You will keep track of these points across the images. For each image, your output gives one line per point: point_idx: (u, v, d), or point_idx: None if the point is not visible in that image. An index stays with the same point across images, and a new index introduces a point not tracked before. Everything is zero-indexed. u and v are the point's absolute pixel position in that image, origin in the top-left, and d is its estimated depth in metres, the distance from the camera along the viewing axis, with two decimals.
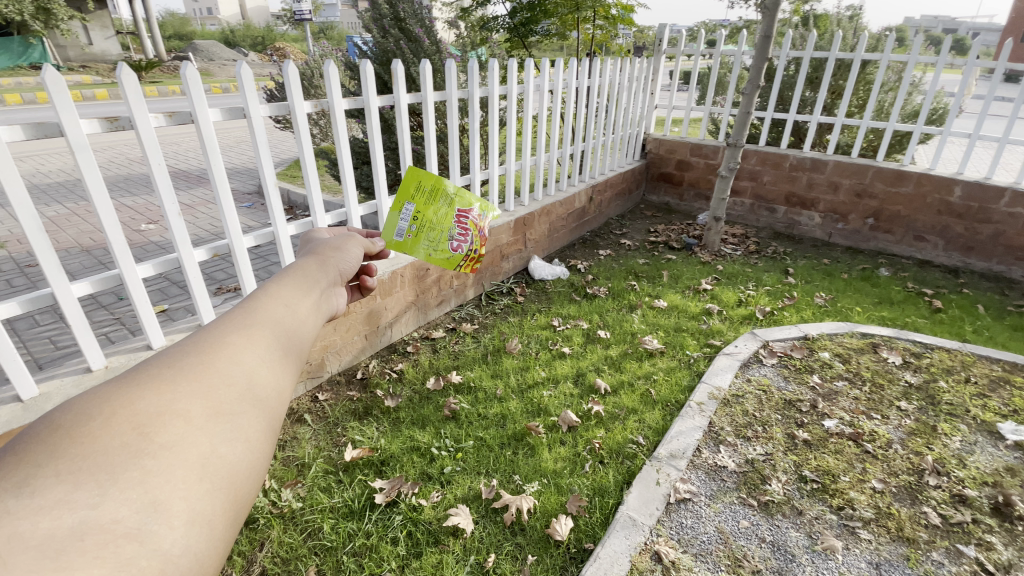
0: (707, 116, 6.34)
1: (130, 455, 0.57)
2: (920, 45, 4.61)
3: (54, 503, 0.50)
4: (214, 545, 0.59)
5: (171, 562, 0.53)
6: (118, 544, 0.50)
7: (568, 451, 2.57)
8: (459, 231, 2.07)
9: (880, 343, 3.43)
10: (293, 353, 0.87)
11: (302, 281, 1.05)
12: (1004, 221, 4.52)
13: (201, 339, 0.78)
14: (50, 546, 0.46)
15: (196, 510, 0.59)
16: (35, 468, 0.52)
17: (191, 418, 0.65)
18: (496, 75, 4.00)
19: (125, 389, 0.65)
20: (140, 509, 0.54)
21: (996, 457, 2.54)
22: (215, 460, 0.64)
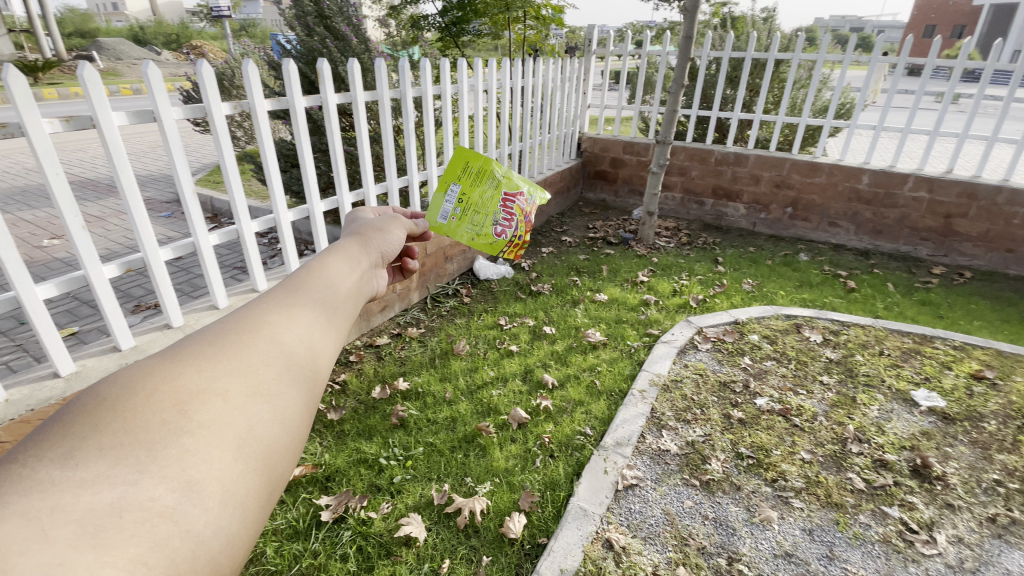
0: (638, 114, 6.56)
1: (170, 431, 0.56)
2: (825, 47, 4.99)
3: (94, 478, 0.49)
4: (246, 529, 0.57)
5: (203, 544, 0.51)
6: (154, 523, 0.48)
7: (519, 448, 2.59)
8: (504, 215, 2.00)
9: (802, 323, 3.69)
10: (332, 335, 0.85)
11: (340, 262, 1.04)
12: (903, 206, 4.99)
13: (245, 317, 0.78)
14: (91, 520, 0.45)
15: (231, 491, 0.56)
16: (78, 440, 0.52)
17: (229, 398, 0.63)
18: (429, 75, 3.94)
19: (168, 365, 0.64)
20: (176, 487, 0.52)
21: (912, 423, 2.79)
22: (251, 441, 0.61)
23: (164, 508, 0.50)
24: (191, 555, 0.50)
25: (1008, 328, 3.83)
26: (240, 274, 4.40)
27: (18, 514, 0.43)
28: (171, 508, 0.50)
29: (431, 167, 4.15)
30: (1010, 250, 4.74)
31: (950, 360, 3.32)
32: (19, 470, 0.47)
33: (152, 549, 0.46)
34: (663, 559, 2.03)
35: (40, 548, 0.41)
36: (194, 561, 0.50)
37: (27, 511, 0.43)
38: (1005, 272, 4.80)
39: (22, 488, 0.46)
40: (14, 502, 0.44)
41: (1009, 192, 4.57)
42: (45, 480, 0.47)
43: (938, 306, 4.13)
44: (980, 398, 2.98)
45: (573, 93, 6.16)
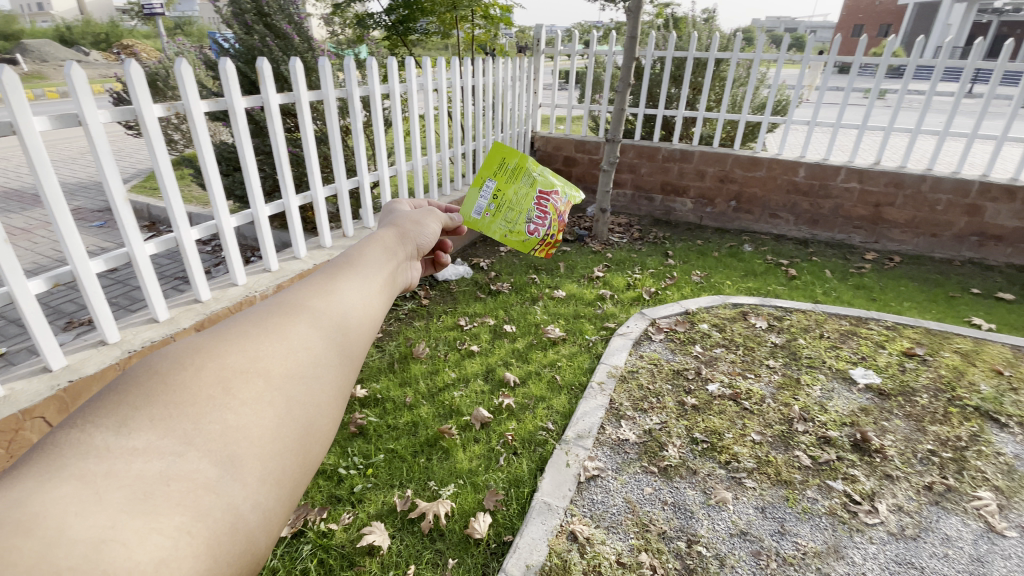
0: (589, 112, 6.67)
1: (214, 406, 0.54)
2: (760, 47, 5.23)
3: (144, 448, 0.47)
4: (284, 509, 0.54)
5: (243, 521, 0.49)
6: (198, 495, 0.47)
7: (482, 447, 2.58)
8: (538, 213, 1.98)
9: (748, 311, 3.86)
10: (372, 320, 0.82)
11: (381, 247, 1.02)
12: (837, 196, 5.30)
13: (288, 298, 0.76)
14: (141, 487, 0.44)
15: (270, 470, 0.54)
16: (130, 407, 0.51)
17: (270, 377, 0.61)
18: (376, 74, 3.86)
19: (215, 340, 0.63)
20: (217, 462, 0.50)
21: (851, 400, 2.97)
22: (289, 422, 0.59)
23: (207, 480, 0.48)
24: (230, 530, 0.48)
25: (933, 307, 4.14)
26: (183, 284, 4.18)
27: (73, 478, 0.42)
28: (213, 481, 0.49)
29: (382, 168, 4.08)
30: (932, 235, 5.12)
31: (883, 339, 3.55)
32: (75, 436, 0.47)
33: (196, 520, 0.45)
34: (626, 547, 2.07)
35: (95, 510, 0.41)
36: (234, 536, 0.48)
37: (83, 475, 0.43)
38: (929, 255, 5.18)
39: (77, 453, 0.45)
40: (70, 466, 0.44)
41: (929, 181, 4.94)
42: (100, 447, 0.46)
43: (871, 290, 4.42)
44: (911, 373, 3.20)
45: (524, 92, 6.19)
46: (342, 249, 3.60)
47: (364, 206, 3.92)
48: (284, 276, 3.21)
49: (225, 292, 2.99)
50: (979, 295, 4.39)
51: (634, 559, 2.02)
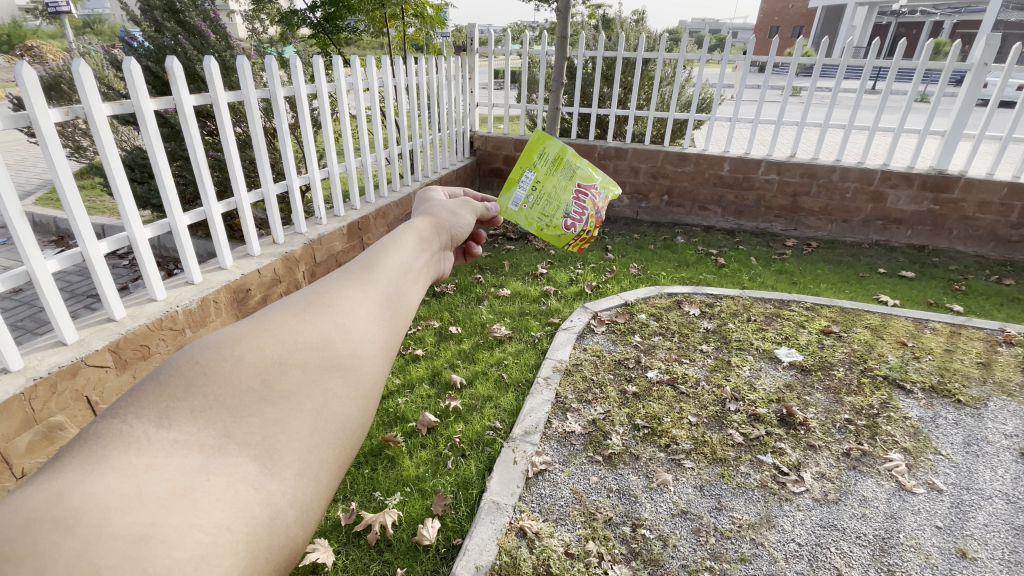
0: (526, 111, 6.73)
1: (252, 398, 0.52)
2: (684, 47, 5.46)
3: (185, 440, 0.46)
4: (322, 506, 0.51)
5: (281, 518, 0.47)
6: (238, 488, 0.45)
7: (429, 452, 2.55)
8: (575, 208, 1.94)
9: (683, 299, 4.04)
10: (409, 309, 0.78)
11: (414, 237, 0.99)
12: (759, 187, 5.64)
13: (326, 284, 0.73)
14: (183, 480, 0.43)
15: (307, 464, 0.52)
16: (170, 398, 0.50)
17: (308, 367, 0.58)
18: (300, 73, 3.72)
19: (256, 327, 0.61)
20: (256, 456, 0.48)
21: (777, 377, 3.18)
22: (327, 414, 0.56)
23: (245, 475, 0.46)
24: (269, 527, 0.45)
25: (847, 287, 4.50)
26: (96, 302, 3.86)
27: (114, 470, 0.41)
28: (253, 476, 0.46)
29: (312, 171, 3.93)
30: (844, 221, 5.55)
31: (804, 319, 3.82)
32: (116, 426, 0.46)
33: (235, 517, 0.43)
34: (574, 537, 2.11)
35: (135, 506, 0.39)
36: (274, 534, 0.46)
37: (124, 467, 0.42)
38: (842, 239, 5.62)
39: (118, 444, 0.44)
40: (113, 457, 0.42)
41: (839, 171, 5.34)
42: (141, 437, 0.45)
43: (793, 274, 4.74)
44: (829, 349, 3.46)
45: (460, 91, 6.15)
46: (272, 257, 3.44)
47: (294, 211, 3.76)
48: (209, 288, 2.99)
49: (143, 308, 2.74)
50: (885, 274, 4.81)
51: (581, 549, 2.06)
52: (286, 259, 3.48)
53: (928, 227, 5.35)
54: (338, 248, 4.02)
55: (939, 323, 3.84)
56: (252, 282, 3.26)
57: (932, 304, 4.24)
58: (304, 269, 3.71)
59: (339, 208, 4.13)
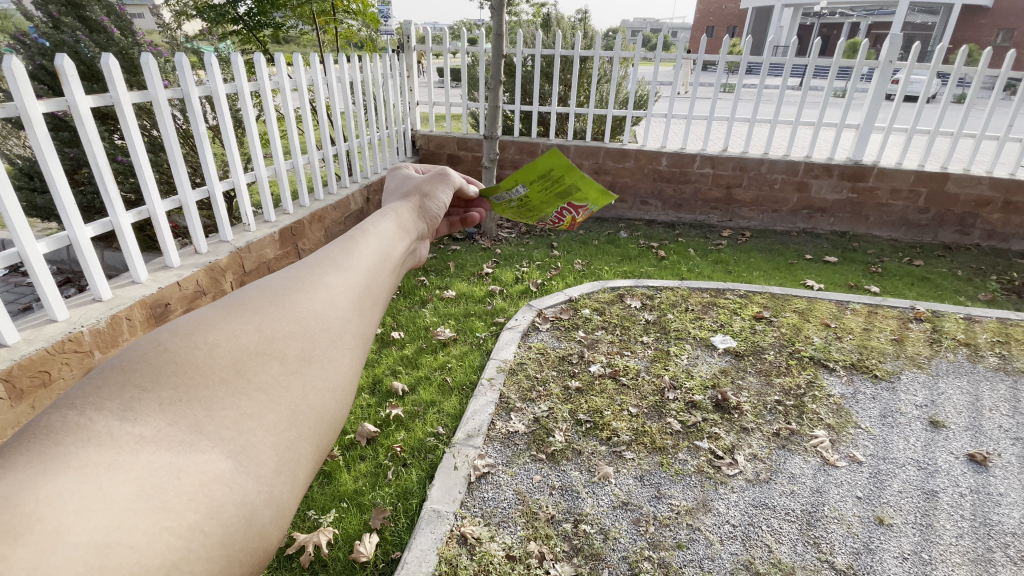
0: (468, 110, 6.66)
1: (231, 390, 0.55)
2: (618, 44, 5.54)
3: (153, 436, 0.47)
4: (296, 502, 0.54)
5: (255, 516, 0.50)
6: (210, 487, 0.47)
7: (368, 465, 2.46)
8: (555, 224, 1.86)
9: (624, 293, 4.12)
10: (378, 305, 0.83)
11: (386, 232, 1.03)
12: (695, 181, 5.84)
13: (303, 277, 0.76)
14: (149, 482, 0.44)
15: (283, 461, 0.55)
16: (136, 388, 0.51)
17: (285, 359, 0.62)
18: (216, 71, 3.50)
19: (227, 318, 0.63)
20: (230, 454, 0.50)
21: (713, 364, 3.30)
22: (304, 407, 0.60)
23: (218, 473, 0.48)
24: (244, 526, 0.49)
25: (777, 274, 4.73)
26: None
27: (72, 470, 0.41)
28: (226, 474, 0.49)
29: (236, 175, 3.73)
30: (773, 211, 5.84)
31: (738, 307, 3.97)
32: (74, 420, 0.46)
33: (208, 518, 0.45)
34: (516, 539, 2.11)
35: (97, 509, 0.40)
36: (249, 533, 0.49)
37: (84, 467, 0.42)
38: (773, 228, 5.91)
39: (76, 440, 0.44)
40: (70, 455, 0.43)
41: (767, 164, 5.61)
42: (101, 434, 0.45)
43: (728, 263, 4.93)
44: (760, 334, 3.62)
45: (398, 90, 6.00)
46: (195, 267, 3.24)
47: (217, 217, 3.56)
48: (120, 304, 2.77)
49: (41, 330, 2.49)
50: (812, 260, 5.09)
51: (523, 551, 2.06)
52: (210, 269, 3.29)
53: (848, 214, 5.71)
54: (269, 255, 3.84)
55: (859, 304, 4.09)
56: (171, 295, 3.04)
57: (853, 287, 4.53)
58: (232, 279, 3.52)
59: (270, 213, 3.95)
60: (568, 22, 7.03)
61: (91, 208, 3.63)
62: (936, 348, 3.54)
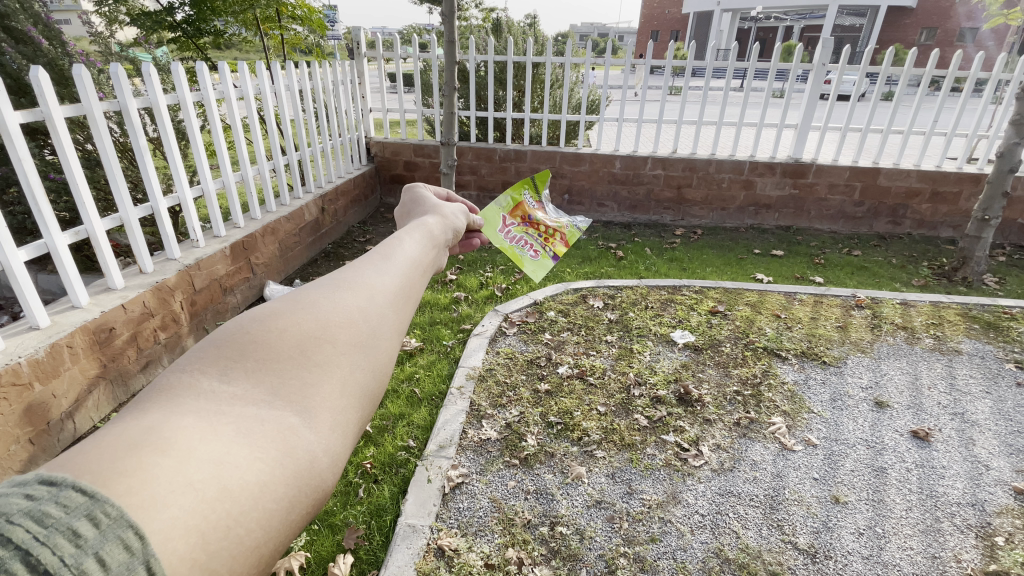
0: (423, 116, 6.60)
1: (295, 364, 0.64)
2: (569, 50, 5.62)
3: (241, 395, 0.58)
4: (349, 456, 0.62)
5: (319, 463, 0.58)
6: (285, 434, 0.57)
7: (338, 484, 2.40)
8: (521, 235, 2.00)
9: (587, 293, 4.19)
10: (416, 300, 0.89)
11: (420, 235, 1.09)
12: (648, 182, 6.01)
13: (350, 274, 0.83)
14: (244, 424, 0.55)
15: (338, 421, 0.63)
16: (226, 358, 0.62)
17: (337, 343, 0.69)
18: (155, 81, 3.34)
19: (290, 307, 0.72)
20: (298, 412, 0.60)
21: (675, 358, 3.40)
22: (353, 382, 0.68)
23: (291, 425, 0.58)
24: (311, 467, 0.57)
25: (729, 269, 4.94)
26: None
27: (191, 412, 0.54)
28: (297, 427, 0.58)
29: (181, 190, 3.57)
30: (722, 209, 6.09)
31: (694, 302, 4.11)
32: (186, 379, 0.59)
33: (286, 454, 0.55)
34: (493, 547, 2.11)
35: (212, 439, 0.52)
36: (315, 475, 0.57)
37: (200, 411, 0.54)
38: (723, 225, 6.17)
39: (191, 394, 0.57)
40: (188, 403, 0.55)
41: (714, 164, 5.84)
42: (207, 391, 0.58)
43: (683, 261, 5.10)
44: (717, 328, 3.77)
45: (349, 97, 5.87)
46: (140, 288, 3.07)
47: (164, 234, 3.39)
48: (60, 331, 2.59)
49: None
50: (760, 254, 5.34)
51: (501, 558, 2.06)
52: (158, 289, 3.13)
53: (791, 210, 6.03)
54: (221, 272, 3.69)
55: (805, 294, 4.31)
56: (115, 319, 2.87)
57: (799, 278, 4.78)
58: (182, 298, 3.36)
59: (220, 228, 3.80)
60: (519, 28, 7.08)
61: (23, 230, 3.40)
62: (877, 333, 3.78)
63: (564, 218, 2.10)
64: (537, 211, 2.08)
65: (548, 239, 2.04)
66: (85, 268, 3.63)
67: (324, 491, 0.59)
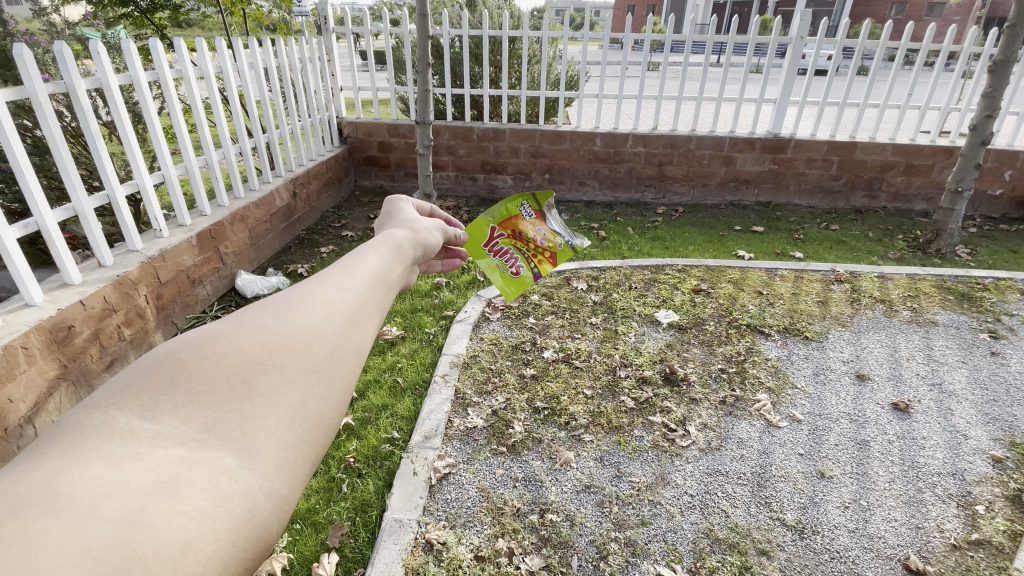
0: (396, 95, 6.36)
1: (235, 396, 0.58)
2: (546, 24, 5.43)
3: (167, 434, 0.51)
4: (297, 498, 0.57)
5: (260, 508, 0.52)
6: (218, 478, 0.50)
7: (320, 480, 2.33)
8: (509, 250, 1.90)
9: (571, 276, 4.12)
10: (379, 318, 0.84)
11: (385, 246, 1.03)
12: (629, 160, 5.92)
13: (303, 290, 0.77)
14: (165, 471, 0.48)
15: (284, 460, 0.57)
16: (152, 391, 0.55)
17: (287, 369, 0.63)
18: (106, 60, 3.10)
19: (232, 330, 0.65)
20: (236, 451, 0.53)
21: (660, 338, 3.38)
22: (303, 413, 0.62)
23: (225, 468, 0.52)
24: (250, 516, 0.51)
25: (711, 246, 4.93)
26: None
27: (99, 460, 0.46)
28: (234, 469, 0.52)
29: (140, 177, 3.35)
30: (703, 186, 6.06)
31: (678, 281, 4.09)
32: (100, 417, 0.51)
33: (217, 505, 0.49)
34: (483, 539, 2.07)
35: (122, 492, 0.45)
36: (255, 525, 0.51)
37: (109, 457, 0.47)
38: (704, 203, 6.15)
39: (103, 435, 0.49)
40: (97, 448, 0.48)
41: (695, 140, 5.78)
42: (124, 431, 0.50)
43: (665, 239, 5.07)
44: (700, 306, 3.75)
45: (318, 76, 5.61)
46: (100, 282, 2.90)
47: (123, 225, 3.19)
48: (11, 332, 2.42)
49: None
50: (741, 231, 5.35)
51: (491, 550, 2.03)
52: (119, 284, 2.96)
53: (771, 185, 6.03)
54: (188, 264, 3.51)
55: (786, 270, 4.33)
56: (75, 316, 2.71)
57: (780, 254, 4.79)
58: (147, 292, 3.19)
59: (184, 217, 3.61)
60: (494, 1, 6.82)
61: None
62: (857, 307, 3.82)
63: (560, 233, 1.96)
64: (534, 224, 1.95)
65: (537, 257, 1.91)
66: (39, 263, 3.41)
67: (266, 543, 0.53)
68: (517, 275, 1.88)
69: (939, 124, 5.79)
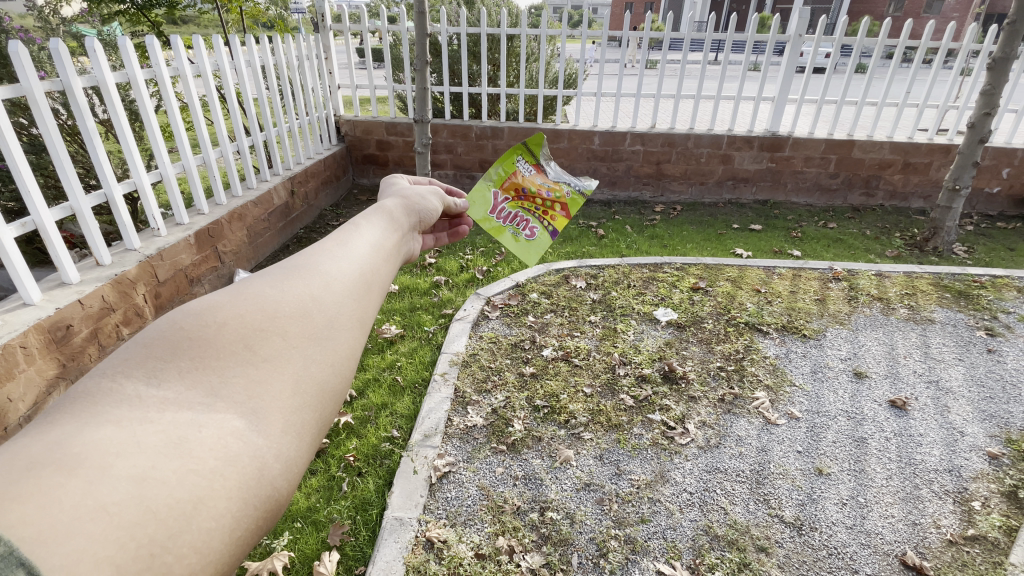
0: (394, 93, 6.34)
1: (239, 361, 0.59)
2: (545, 22, 5.40)
3: (174, 399, 0.53)
4: (305, 459, 0.58)
5: (269, 468, 0.54)
6: (226, 439, 0.52)
7: (320, 479, 2.33)
8: (519, 213, 1.92)
9: (569, 274, 4.12)
10: (379, 288, 0.85)
11: (381, 220, 1.03)
12: (627, 159, 5.92)
13: (301, 262, 0.78)
14: (174, 433, 0.50)
15: (290, 422, 0.59)
16: (156, 358, 0.57)
17: (289, 335, 0.65)
18: (102, 57, 3.08)
19: (231, 299, 0.66)
20: (243, 414, 0.55)
21: (658, 337, 3.39)
22: (308, 378, 0.63)
23: (234, 429, 0.53)
24: (259, 476, 0.53)
25: (709, 244, 4.94)
26: None
27: (110, 423, 0.48)
28: (242, 430, 0.54)
29: (138, 175, 3.34)
30: (701, 184, 6.06)
31: (677, 280, 4.09)
32: (108, 385, 0.53)
33: (227, 464, 0.50)
34: (484, 537, 2.08)
35: (134, 452, 0.47)
36: (266, 484, 0.53)
37: (120, 421, 0.49)
38: (702, 201, 6.15)
39: (113, 401, 0.51)
40: (107, 413, 0.50)
41: (693, 139, 5.78)
42: (132, 397, 0.52)
43: (664, 237, 5.08)
44: (699, 304, 3.75)
45: (316, 74, 5.57)
46: (98, 281, 2.89)
47: (121, 224, 3.18)
48: (10, 331, 2.41)
49: None
50: (739, 229, 5.36)
51: (492, 547, 2.04)
52: (118, 283, 2.95)
53: (769, 183, 6.04)
54: (186, 261, 3.50)
55: (785, 268, 4.34)
56: (73, 316, 2.70)
57: (778, 252, 4.81)
58: (145, 291, 3.18)
59: (183, 215, 3.61)
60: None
61: None
62: (854, 304, 3.83)
63: (563, 181, 1.94)
64: (534, 178, 1.94)
65: (548, 212, 1.92)
66: (36, 262, 3.40)
67: (279, 501, 0.55)
68: (533, 233, 1.90)
69: (937, 122, 5.79)
